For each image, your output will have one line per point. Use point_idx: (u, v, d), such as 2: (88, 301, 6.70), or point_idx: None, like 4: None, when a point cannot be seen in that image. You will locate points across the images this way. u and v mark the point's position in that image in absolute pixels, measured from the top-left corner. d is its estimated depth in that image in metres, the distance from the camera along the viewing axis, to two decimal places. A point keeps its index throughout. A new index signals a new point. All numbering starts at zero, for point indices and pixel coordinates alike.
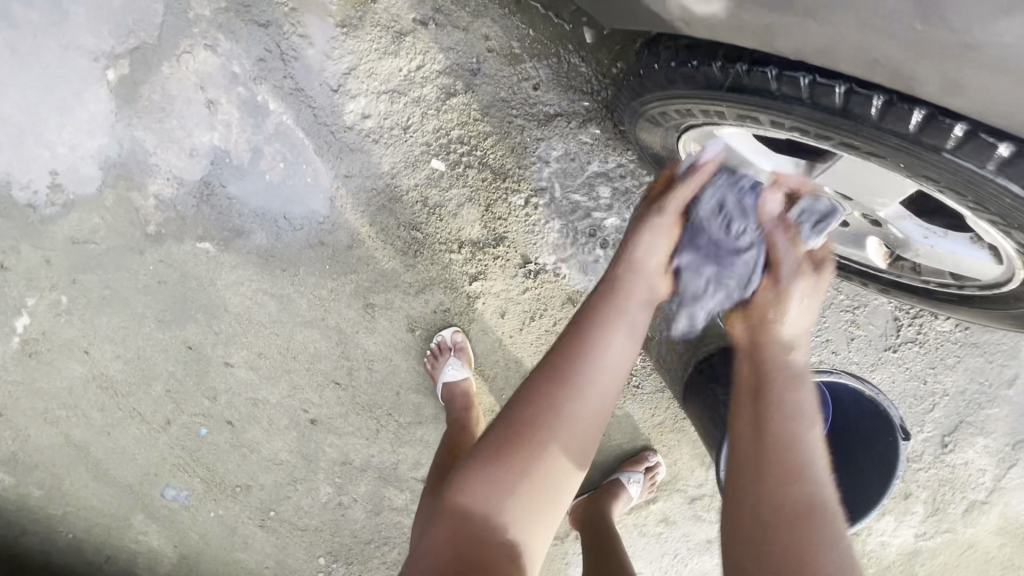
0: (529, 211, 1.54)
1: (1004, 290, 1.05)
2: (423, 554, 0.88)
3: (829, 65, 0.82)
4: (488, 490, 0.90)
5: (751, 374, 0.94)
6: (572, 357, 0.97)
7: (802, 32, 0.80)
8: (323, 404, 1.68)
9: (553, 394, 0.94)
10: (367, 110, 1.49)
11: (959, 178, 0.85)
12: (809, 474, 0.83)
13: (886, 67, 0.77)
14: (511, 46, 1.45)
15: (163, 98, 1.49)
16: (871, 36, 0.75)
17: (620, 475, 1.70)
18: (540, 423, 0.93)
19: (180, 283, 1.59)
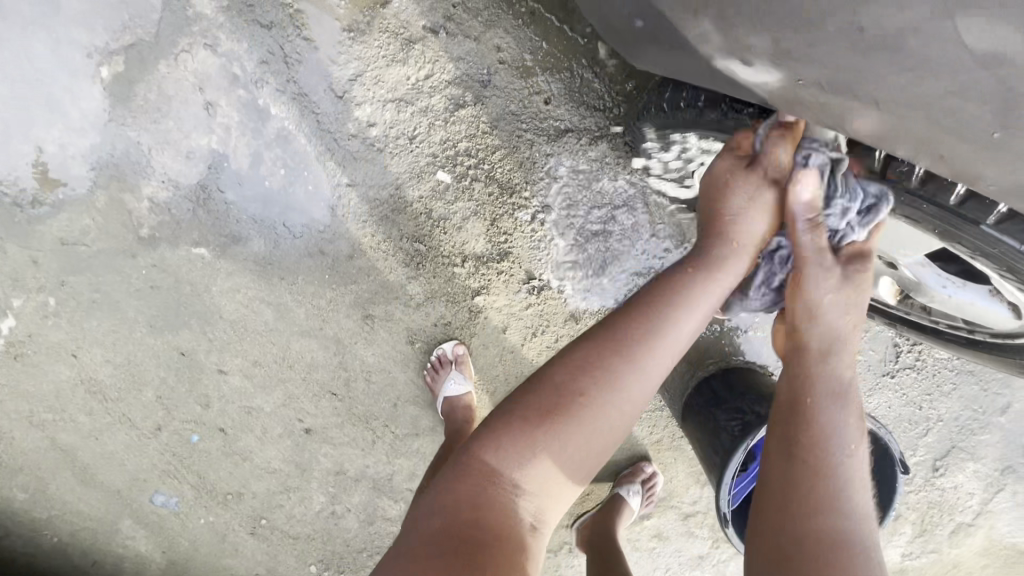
0: (535, 227, 1.51)
1: (1017, 342, 1.06)
2: (443, 496, 0.94)
3: (887, 151, 0.76)
4: (516, 449, 0.93)
5: (789, 393, 0.98)
6: (636, 336, 0.96)
7: (863, 120, 0.73)
8: (319, 414, 1.65)
9: (609, 366, 0.94)
10: (372, 118, 1.45)
11: (998, 252, 0.83)
12: (842, 508, 0.87)
13: (951, 163, 0.72)
14: (524, 58, 1.42)
15: (160, 98, 1.43)
16: (942, 134, 0.69)
17: (620, 488, 1.70)
18: (589, 396, 0.94)
19: (173, 289, 1.55)
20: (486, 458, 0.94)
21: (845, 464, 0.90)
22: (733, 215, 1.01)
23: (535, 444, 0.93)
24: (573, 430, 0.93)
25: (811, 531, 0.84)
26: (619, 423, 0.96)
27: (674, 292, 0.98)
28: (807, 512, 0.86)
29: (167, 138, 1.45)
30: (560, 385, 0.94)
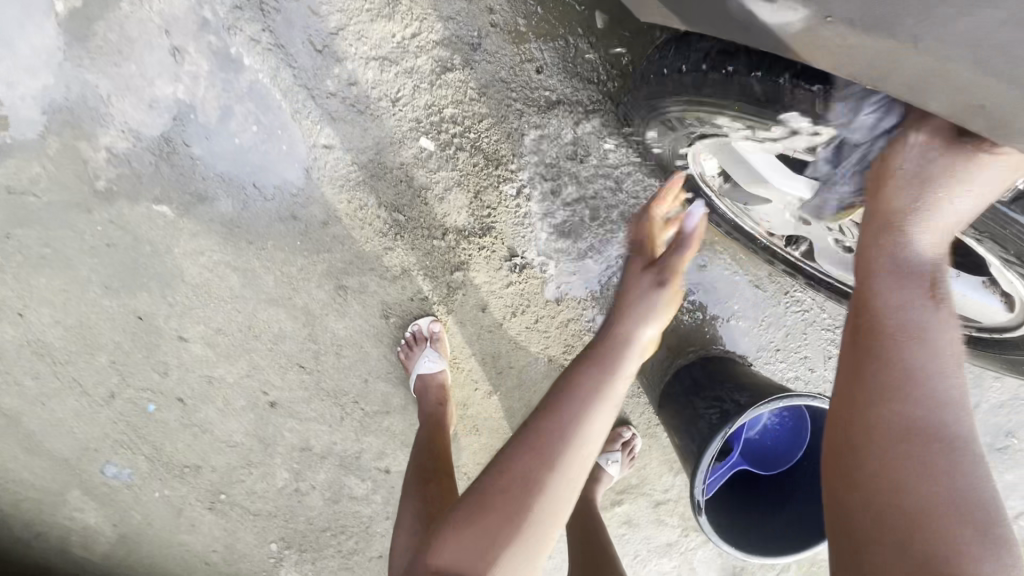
0: (520, 202, 1.46)
1: (1009, 333, 1.06)
2: None
3: (913, 103, 0.68)
4: (470, 546, 0.94)
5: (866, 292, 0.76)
6: (560, 417, 0.99)
7: (896, 66, 0.65)
8: (285, 387, 1.58)
9: (536, 453, 0.97)
10: (353, 77, 1.37)
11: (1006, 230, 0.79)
12: (936, 411, 0.68)
13: (986, 114, 0.65)
14: (516, 23, 1.35)
15: (122, 39, 1.32)
16: (985, 79, 0.62)
17: (597, 458, 1.67)
18: (526, 477, 0.96)
19: (131, 247, 1.45)
20: (439, 557, 0.96)
21: (929, 359, 0.70)
22: (635, 300, 1.07)
23: (484, 541, 0.94)
24: (503, 527, 0.95)
25: (899, 445, 0.67)
26: (562, 487, 0.98)
27: (595, 373, 1.03)
28: (878, 479, 0.67)
29: (127, 83, 1.35)
30: (485, 488, 0.98)
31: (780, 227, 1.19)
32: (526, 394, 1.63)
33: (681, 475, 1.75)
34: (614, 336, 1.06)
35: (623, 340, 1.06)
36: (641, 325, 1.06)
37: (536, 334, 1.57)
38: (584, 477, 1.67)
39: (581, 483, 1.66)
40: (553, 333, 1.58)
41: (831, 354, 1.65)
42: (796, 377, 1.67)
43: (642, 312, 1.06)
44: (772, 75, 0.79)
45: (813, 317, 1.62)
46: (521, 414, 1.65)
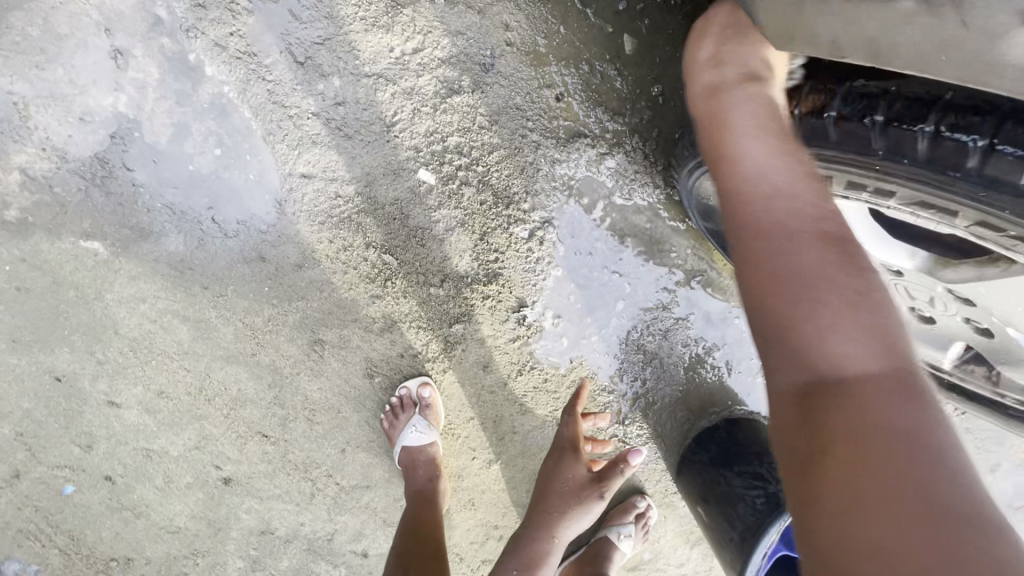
0: (532, 246, 1.27)
1: None
2: None
3: None
4: None
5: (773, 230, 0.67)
6: None
7: None
8: (243, 460, 1.31)
9: None
10: (340, 95, 1.15)
11: (926, 192, 0.67)
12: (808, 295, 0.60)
13: None
14: (536, 42, 1.18)
15: (47, 36, 1.06)
16: None
17: (609, 531, 1.47)
18: None
19: (50, 293, 1.16)
20: None
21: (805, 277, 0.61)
22: (560, 494, 1.26)
23: None
24: None
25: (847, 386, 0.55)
26: None
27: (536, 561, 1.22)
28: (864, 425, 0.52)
29: (52, 91, 1.08)
30: None
31: None
32: (532, 462, 1.41)
33: (698, 549, 1.56)
34: (547, 540, 1.24)
35: (554, 539, 1.24)
36: (571, 525, 1.25)
37: (546, 394, 1.37)
38: (594, 552, 1.47)
39: (591, 560, 1.47)
40: (563, 394, 1.38)
41: None
42: None
43: (572, 515, 1.25)
44: (945, 130, 0.64)
45: None
46: (525, 485, 1.43)
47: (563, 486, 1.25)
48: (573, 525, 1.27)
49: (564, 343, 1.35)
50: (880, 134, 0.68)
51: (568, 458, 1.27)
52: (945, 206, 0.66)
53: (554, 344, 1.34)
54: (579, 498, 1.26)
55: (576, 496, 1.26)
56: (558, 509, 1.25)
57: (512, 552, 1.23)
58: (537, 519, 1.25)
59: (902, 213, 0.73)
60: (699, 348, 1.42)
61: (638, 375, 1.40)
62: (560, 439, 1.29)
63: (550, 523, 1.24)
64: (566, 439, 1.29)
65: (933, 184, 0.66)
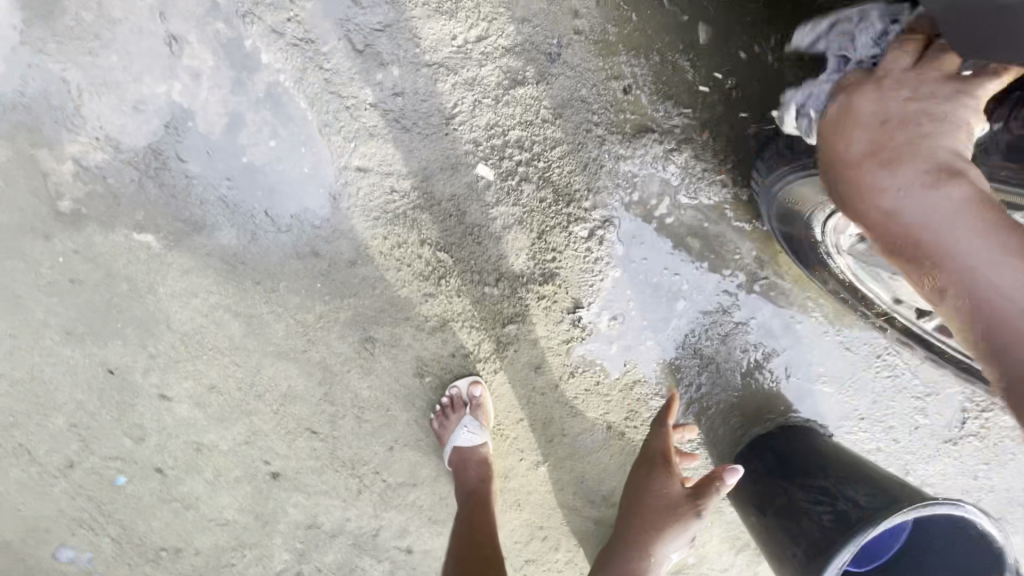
0: (592, 246, 1.22)
1: None
2: None
3: None
4: None
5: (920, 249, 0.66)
6: None
7: None
8: (291, 456, 1.30)
9: None
10: (399, 85, 1.10)
11: None
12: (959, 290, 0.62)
13: None
14: (605, 31, 1.11)
15: (101, 20, 1.02)
16: None
17: None
18: None
19: (102, 286, 1.14)
20: None
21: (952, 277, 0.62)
22: (652, 510, 1.16)
23: None
24: None
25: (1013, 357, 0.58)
26: None
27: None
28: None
29: (106, 78, 1.04)
30: None
31: None
32: (580, 465, 1.39)
33: (744, 555, 1.54)
34: (638, 560, 1.14)
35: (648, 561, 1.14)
36: (667, 546, 1.14)
37: (599, 397, 1.34)
38: None
39: None
40: (614, 397, 1.34)
41: (919, 424, 1.47)
42: (881, 449, 1.47)
43: (669, 535, 1.14)
44: None
45: (905, 384, 1.43)
46: (571, 488, 1.40)
47: (653, 500, 1.17)
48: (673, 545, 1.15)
49: (620, 346, 1.31)
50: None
51: (659, 472, 1.20)
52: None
53: (610, 347, 1.30)
54: (675, 514, 1.15)
55: (671, 514, 1.15)
56: (651, 527, 1.15)
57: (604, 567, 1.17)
58: (628, 535, 1.18)
59: None
60: (758, 353, 1.37)
61: (694, 379, 1.36)
62: (649, 451, 1.23)
63: (643, 540, 1.15)
64: (656, 452, 1.22)
65: None
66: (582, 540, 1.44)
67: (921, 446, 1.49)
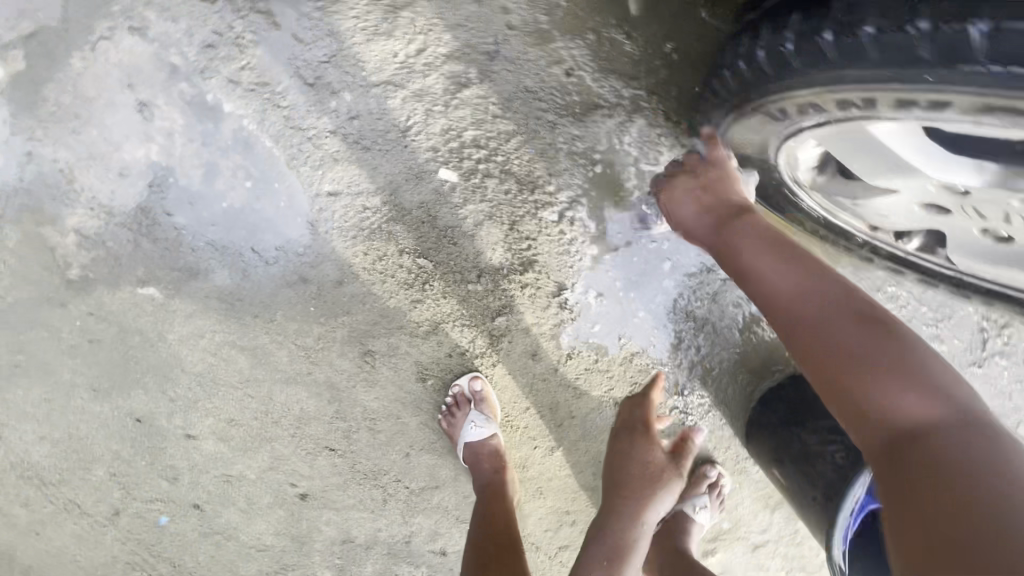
0: (563, 228, 1.25)
1: None
2: None
3: None
4: None
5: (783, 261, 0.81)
6: None
7: None
8: (316, 475, 1.36)
9: None
10: (354, 108, 1.16)
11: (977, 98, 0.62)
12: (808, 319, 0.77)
13: None
14: (538, 21, 1.15)
15: (77, 101, 1.11)
16: None
17: (683, 504, 1.43)
18: None
19: (118, 341, 1.23)
20: None
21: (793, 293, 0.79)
22: (641, 476, 1.26)
23: None
24: None
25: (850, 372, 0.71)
26: None
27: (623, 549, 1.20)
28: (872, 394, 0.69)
29: (91, 152, 1.14)
30: None
31: (900, 222, 0.97)
32: (594, 445, 1.41)
33: (779, 512, 1.52)
34: (631, 525, 1.23)
35: (638, 524, 1.24)
36: (655, 506, 1.26)
37: (600, 375, 1.36)
38: (669, 524, 1.44)
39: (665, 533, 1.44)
40: (616, 373, 1.36)
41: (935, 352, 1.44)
42: None
43: (656, 496, 1.26)
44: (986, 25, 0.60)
45: (912, 314, 1.41)
46: (590, 469, 1.42)
47: (640, 468, 1.26)
48: (657, 506, 1.26)
49: (611, 321, 1.33)
50: (929, 43, 0.63)
51: (641, 440, 1.29)
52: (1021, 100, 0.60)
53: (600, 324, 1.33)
54: (659, 478, 1.28)
55: (655, 479, 1.27)
56: (641, 492, 1.25)
57: (601, 544, 1.20)
58: (620, 503, 1.25)
59: (957, 125, 0.67)
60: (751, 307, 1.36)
61: (691, 343, 1.36)
62: (628, 421, 1.31)
63: (635, 504, 1.24)
64: (638, 421, 1.30)
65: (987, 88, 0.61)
66: None
67: None
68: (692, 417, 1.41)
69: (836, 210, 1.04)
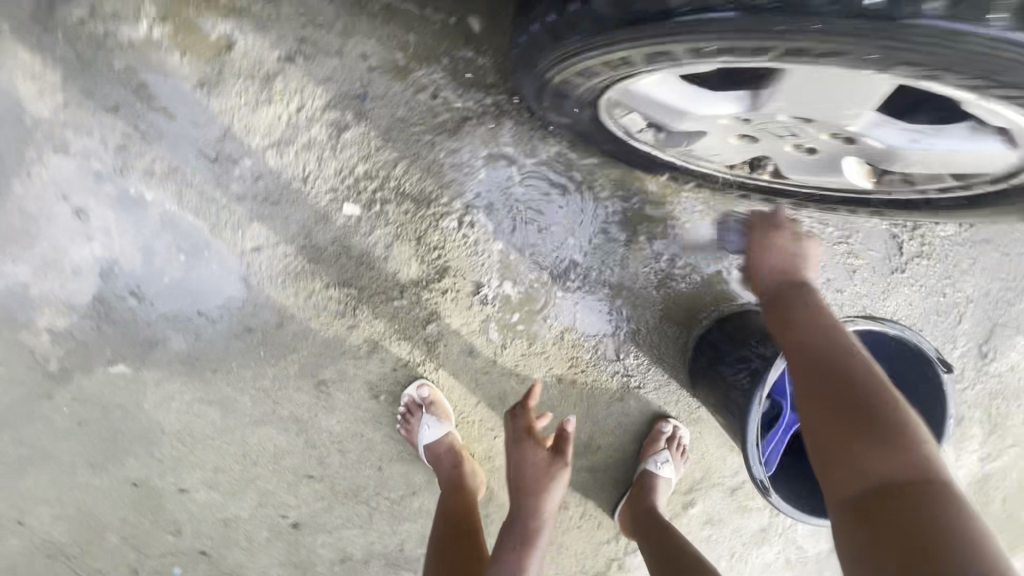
0: (465, 232, 1.37)
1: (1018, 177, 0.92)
2: None
3: None
4: None
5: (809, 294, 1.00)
6: None
7: None
8: (302, 503, 1.48)
9: None
10: (256, 170, 1.31)
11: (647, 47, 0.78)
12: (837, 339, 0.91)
13: None
14: (394, 57, 1.28)
15: (24, 220, 1.29)
16: None
17: (647, 463, 1.49)
18: None
19: (103, 418, 1.39)
20: None
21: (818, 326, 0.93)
22: (530, 477, 1.33)
23: None
24: None
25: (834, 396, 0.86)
26: None
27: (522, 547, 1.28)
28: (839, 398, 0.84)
29: (45, 260, 1.31)
30: None
31: (735, 156, 1.06)
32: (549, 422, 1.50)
33: None
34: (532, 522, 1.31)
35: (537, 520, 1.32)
36: (548, 499, 1.33)
37: (537, 358, 1.46)
38: (638, 485, 1.49)
39: (636, 496, 1.48)
40: (551, 352, 1.46)
41: (853, 267, 1.49)
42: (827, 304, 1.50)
43: (547, 490, 1.33)
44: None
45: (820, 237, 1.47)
46: None
47: (530, 472, 1.33)
48: (549, 500, 1.33)
49: (534, 306, 1.43)
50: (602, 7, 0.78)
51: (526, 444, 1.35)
52: (700, 39, 0.74)
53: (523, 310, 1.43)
54: (549, 472, 1.34)
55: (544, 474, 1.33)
56: (531, 490, 1.33)
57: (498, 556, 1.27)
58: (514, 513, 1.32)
59: (663, 66, 0.82)
60: (662, 264, 1.45)
61: (614, 310, 1.46)
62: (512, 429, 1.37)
63: (527, 505, 1.32)
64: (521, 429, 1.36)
65: (646, 39, 0.77)
66: (582, 488, 1.56)
67: (868, 285, 1.50)
68: (633, 377, 1.50)
69: (692, 158, 1.13)
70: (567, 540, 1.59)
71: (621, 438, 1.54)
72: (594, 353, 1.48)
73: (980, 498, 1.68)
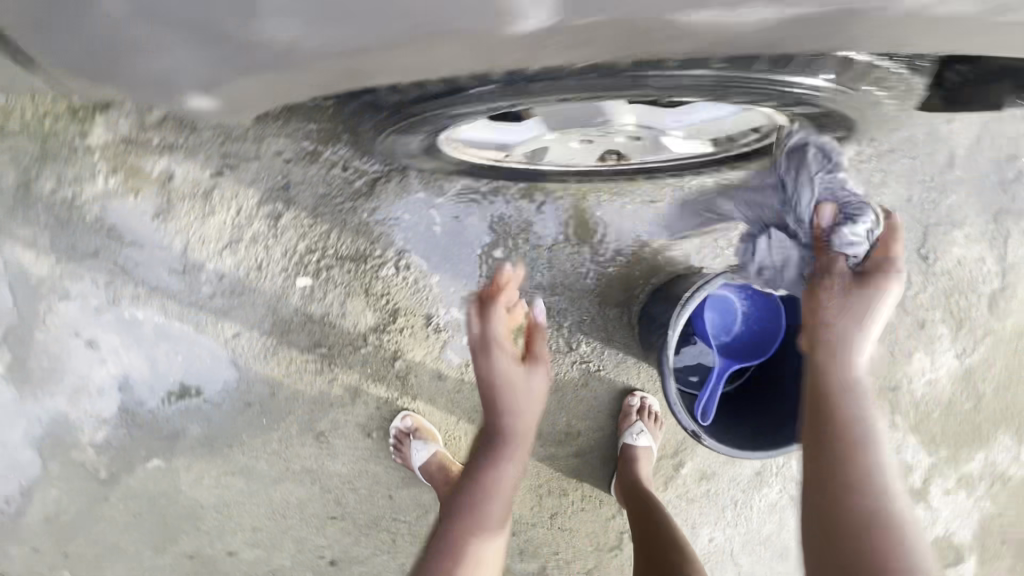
0: (404, 275, 1.55)
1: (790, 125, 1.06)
2: None
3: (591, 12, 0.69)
4: None
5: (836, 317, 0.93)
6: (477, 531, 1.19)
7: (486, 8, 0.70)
8: (333, 541, 1.68)
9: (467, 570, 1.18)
10: (218, 270, 1.53)
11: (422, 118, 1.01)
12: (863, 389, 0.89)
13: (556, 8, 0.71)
14: (303, 146, 1.43)
15: (49, 361, 1.54)
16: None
17: (625, 437, 1.62)
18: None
19: (153, 506, 1.64)
20: None
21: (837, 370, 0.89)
22: (502, 367, 1.14)
23: None
24: None
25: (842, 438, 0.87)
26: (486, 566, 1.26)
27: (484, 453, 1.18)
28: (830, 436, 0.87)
29: (73, 389, 1.57)
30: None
31: (583, 155, 1.22)
32: None
33: None
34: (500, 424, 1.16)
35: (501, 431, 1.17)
36: (525, 390, 1.15)
37: None
38: (621, 459, 1.61)
39: (621, 470, 1.59)
40: None
41: None
42: None
43: (524, 384, 1.14)
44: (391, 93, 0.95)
45: None
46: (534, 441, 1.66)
47: (484, 332, 1.16)
48: (501, 485, 1.19)
49: None
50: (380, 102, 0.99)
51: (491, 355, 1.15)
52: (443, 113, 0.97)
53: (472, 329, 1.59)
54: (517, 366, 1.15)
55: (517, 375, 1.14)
56: (501, 396, 1.14)
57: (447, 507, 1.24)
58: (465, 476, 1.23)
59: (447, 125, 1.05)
60: (587, 255, 1.58)
61: (555, 307, 1.59)
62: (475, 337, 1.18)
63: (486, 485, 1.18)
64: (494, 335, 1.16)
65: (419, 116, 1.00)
66: (573, 471, 1.69)
67: None
68: (591, 362, 1.63)
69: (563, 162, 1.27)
70: (574, 522, 1.72)
71: (597, 419, 1.67)
72: (549, 349, 1.62)
73: (968, 393, 1.70)
